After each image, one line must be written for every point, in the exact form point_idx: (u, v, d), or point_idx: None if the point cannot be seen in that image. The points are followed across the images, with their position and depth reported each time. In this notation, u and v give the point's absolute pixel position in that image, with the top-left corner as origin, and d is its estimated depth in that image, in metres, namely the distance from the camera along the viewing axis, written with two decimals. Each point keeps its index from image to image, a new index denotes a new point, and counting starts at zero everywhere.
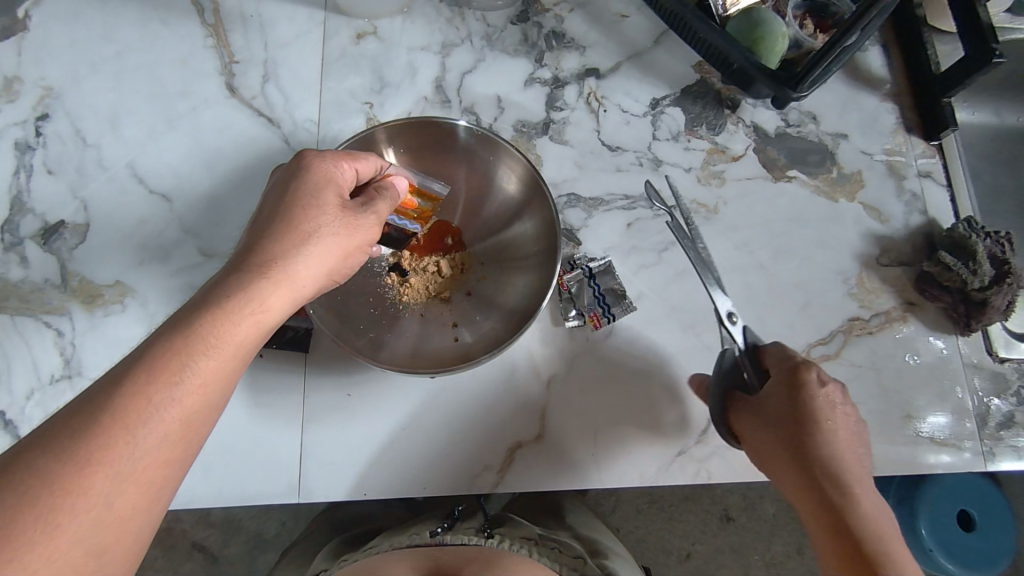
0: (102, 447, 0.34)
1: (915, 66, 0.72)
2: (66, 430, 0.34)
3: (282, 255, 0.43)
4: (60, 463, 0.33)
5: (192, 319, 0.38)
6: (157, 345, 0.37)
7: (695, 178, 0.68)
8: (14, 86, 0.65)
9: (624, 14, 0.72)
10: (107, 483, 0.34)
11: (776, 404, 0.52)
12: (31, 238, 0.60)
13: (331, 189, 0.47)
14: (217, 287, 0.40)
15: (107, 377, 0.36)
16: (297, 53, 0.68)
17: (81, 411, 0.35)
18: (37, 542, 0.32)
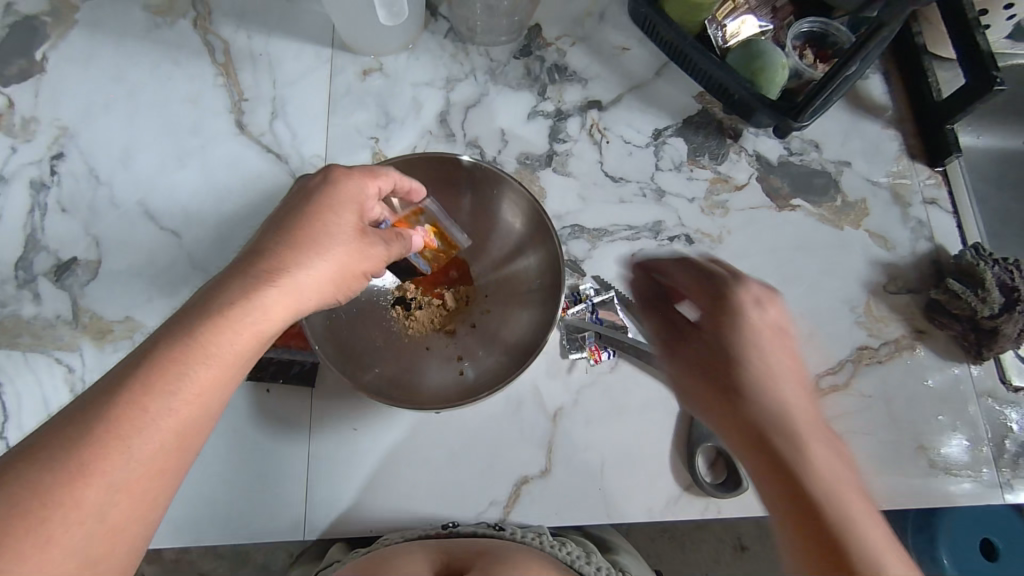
0: (95, 456, 0.33)
1: (916, 94, 0.73)
2: (57, 436, 0.33)
3: (289, 263, 0.42)
4: (52, 471, 0.32)
5: (192, 324, 0.38)
6: (154, 350, 0.37)
7: (698, 209, 0.69)
8: (30, 126, 0.66)
9: (624, 47, 0.73)
10: (100, 495, 0.33)
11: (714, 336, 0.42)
12: (44, 275, 0.61)
13: (348, 199, 0.46)
14: (219, 291, 0.40)
15: (103, 382, 0.36)
16: (304, 90, 0.70)
17: (74, 415, 0.34)
18: (26, 552, 0.31)
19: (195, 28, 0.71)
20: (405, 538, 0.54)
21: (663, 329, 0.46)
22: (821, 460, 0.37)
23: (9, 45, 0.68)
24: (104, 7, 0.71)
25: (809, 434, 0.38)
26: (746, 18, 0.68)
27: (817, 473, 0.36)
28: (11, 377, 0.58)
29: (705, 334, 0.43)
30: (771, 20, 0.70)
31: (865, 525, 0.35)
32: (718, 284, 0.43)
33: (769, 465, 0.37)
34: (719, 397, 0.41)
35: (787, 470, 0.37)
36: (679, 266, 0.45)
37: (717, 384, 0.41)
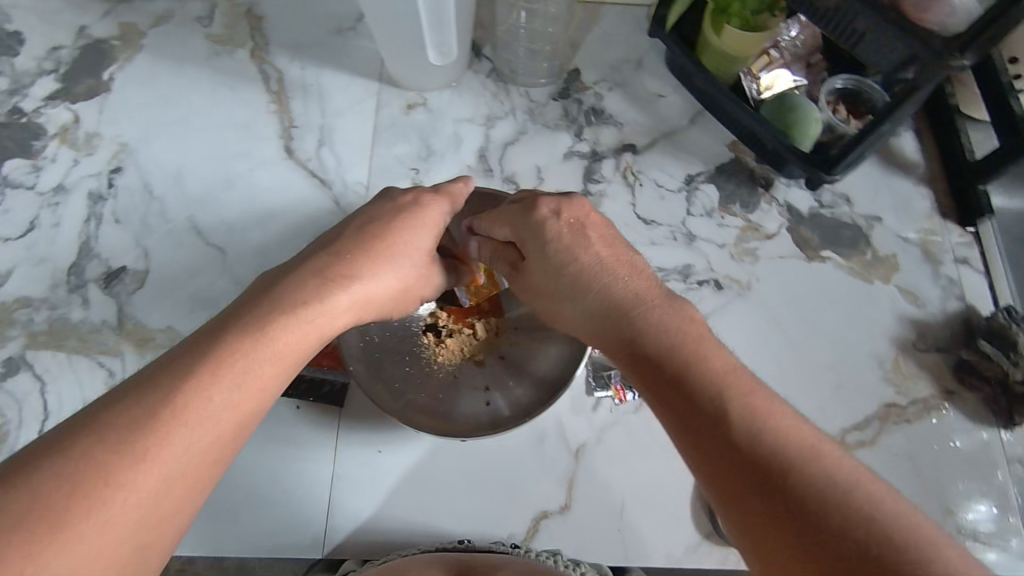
0: (160, 435, 0.34)
1: (949, 153, 0.73)
2: (117, 414, 0.34)
3: (355, 270, 0.47)
4: (116, 448, 0.32)
5: (260, 321, 0.40)
6: (221, 341, 0.38)
7: (728, 255, 0.70)
8: (93, 141, 0.70)
9: (661, 95, 0.75)
10: (162, 477, 0.33)
11: (560, 259, 0.49)
12: (94, 282, 0.64)
13: (414, 219, 0.52)
14: (285, 294, 0.43)
15: (166, 366, 0.36)
16: (351, 119, 0.73)
17: (138, 394, 0.35)
18: (84, 529, 0.30)
19: (252, 57, 0.75)
20: (420, 550, 0.54)
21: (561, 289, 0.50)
22: (717, 370, 0.38)
23: (79, 65, 0.73)
24: (169, 33, 0.75)
25: (697, 347, 0.40)
26: (779, 72, 0.70)
27: (716, 382, 0.38)
28: (55, 379, 0.61)
29: (578, 286, 0.48)
30: (804, 75, 0.71)
31: (778, 415, 0.36)
32: (551, 233, 0.50)
33: (682, 399, 0.38)
34: (626, 347, 0.44)
35: (696, 397, 0.38)
36: (513, 228, 0.52)
37: (594, 310, 0.47)
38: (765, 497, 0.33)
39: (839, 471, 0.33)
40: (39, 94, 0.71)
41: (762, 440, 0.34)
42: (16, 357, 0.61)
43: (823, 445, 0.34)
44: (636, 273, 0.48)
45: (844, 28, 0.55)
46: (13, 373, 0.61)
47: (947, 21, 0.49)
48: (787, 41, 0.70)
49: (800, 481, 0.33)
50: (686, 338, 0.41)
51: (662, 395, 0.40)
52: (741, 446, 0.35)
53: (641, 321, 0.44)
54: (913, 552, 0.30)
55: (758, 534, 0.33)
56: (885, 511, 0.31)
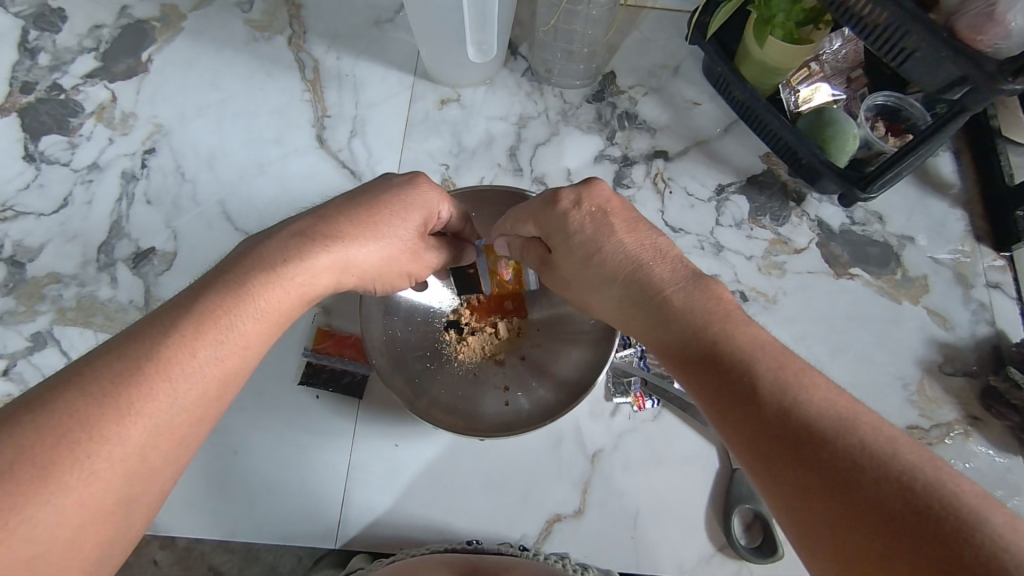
0: (143, 391, 0.33)
1: (988, 176, 0.72)
2: (99, 370, 0.33)
3: (342, 237, 0.44)
4: (98, 403, 0.32)
5: (244, 281, 0.39)
6: (203, 299, 0.38)
7: (755, 267, 0.69)
8: (129, 121, 0.71)
9: (696, 102, 0.75)
10: (144, 434, 0.33)
11: (591, 249, 0.48)
12: (123, 261, 0.65)
13: (402, 192, 0.48)
14: (268, 254, 0.41)
15: (150, 325, 0.36)
16: (385, 112, 0.73)
17: (121, 351, 0.34)
18: (67, 482, 0.30)
19: (289, 45, 0.75)
20: (431, 549, 0.54)
21: (598, 277, 0.48)
22: (748, 348, 0.38)
23: (119, 45, 0.74)
24: (209, 17, 0.75)
25: (727, 327, 0.40)
26: (819, 85, 0.69)
27: (747, 360, 0.37)
28: (82, 355, 0.62)
29: (605, 271, 0.48)
30: (845, 89, 0.71)
31: (811, 388, 0.34)
32: (574, 224, 0.48)
33: (714, 380, 0.38)
34: (657, 331, 0.43)
35: (726, 376, 0.37)
36: (537, 222, 0.51)
37: (634, 299, 0.46)
38: (801, 468, 0.32)
39: (876, 439, 0.31)
40: (79, 72, 0.72)
41: (800, 411, 0.33)
42: (44, 332, 0.62)
43: (858, 414, 0.33)
44: (662, 254, 0.47)
45: (893, 45, 0.54)
46: (41, 347, 0.62)
47: (1002, 44, 0.49)
48: (829, 55, 0.69)
49: (834, 449, 0.31)
50: (717, 318, 0.41)
51: (696, 378, 0.39)
52: (773, 420, 0.34)
53: (670, 304, 0.43)
54: (961, 515, 0.28)
55: (796, 506, 0.32)
56: (929, 475, 0.29)
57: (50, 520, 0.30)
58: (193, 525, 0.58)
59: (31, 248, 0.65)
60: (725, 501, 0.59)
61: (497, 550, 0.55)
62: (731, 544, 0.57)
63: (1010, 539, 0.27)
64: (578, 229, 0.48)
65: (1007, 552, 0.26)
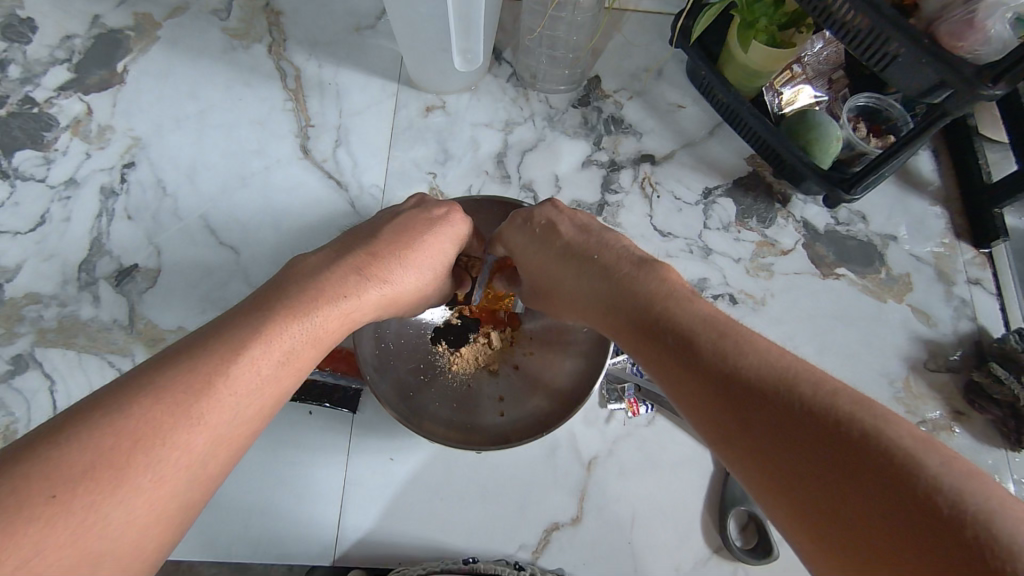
0: (210, 401, 0.34)
1: (965, 174, 0.73)
2: (166, 376, 0.34)
3: (390, 268, 0.48)
4: (172, 408, 0.33)
5: (300, 301, 0.41)
6: (264, 313, 0.39)
7: (744, 270, 0.70)
8: (106, 134, 0.69)
9: (680, 105, 0.75)
10: (206, 441, 0.33)
11: (540, 257, 0.53)
12: (104, 280, 0.63)
13: (445, 232, 0.53)
14: (325, 277, 0.44)
15: (214, 336, 0.37)
16: (368, 121, 0.72)
17: (192, 358, 0.35)
18: (138, 479, 0.30)
19: (269, 53, 0.73)
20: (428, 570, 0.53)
21: (547, 279, 0.52)
22: (693, 325, 0.39)
23: (93, 55, 0.72)
24: (185, 26, 0.74)
25: (672, 305, 0.42)
26: (801, 88, 0.70)
27: (690, 334, 0.39)
28: (65, 376, 0.60)
29: (555, 272, 0.51)
30: (826, 91, 0.72)
31: (752, 354, 0.36)
32: (527, 238, 0.54)
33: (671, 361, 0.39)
34: (617, 317, 0.45)
35: (683, 351, 0.38)
36: (503, 243, 0.57)
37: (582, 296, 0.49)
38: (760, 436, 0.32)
39: (818, 392, 0.32)
40: (51, 84, 0.70)
41: (745, 372, 0.35)
42: (25, 354, 0.61)
43: (800, 373, 0.34)
44: (605, 248, 0.50)
45: (876, 50, 0.54)
46: (22, 370, 0.60)
47: (982, 50, 0.49)
48: (811, 56, 0.70)
49: (778, 407, 0.32)
50: (661, 299, 0.42)
51: (655, 357, 0.41)
52: (724, 389, 0.35)
53: (621, 292, 0.45)
54: (901, 461, 0.28)
55: (767, 473, 0.32)
56: (867, 423, 0.30)
57: (119, 519, 0.29)
58: (183, 547, 0.57)
59: (8, 268, 0.63)
60: (721, 503, 0.59)
61: (493, 571, 0.54)
62: (726, 546, 0.58)
63: (944, 481, 0.27)
64: (527, 242, 0.54)
65: (941, 494, 0.27)
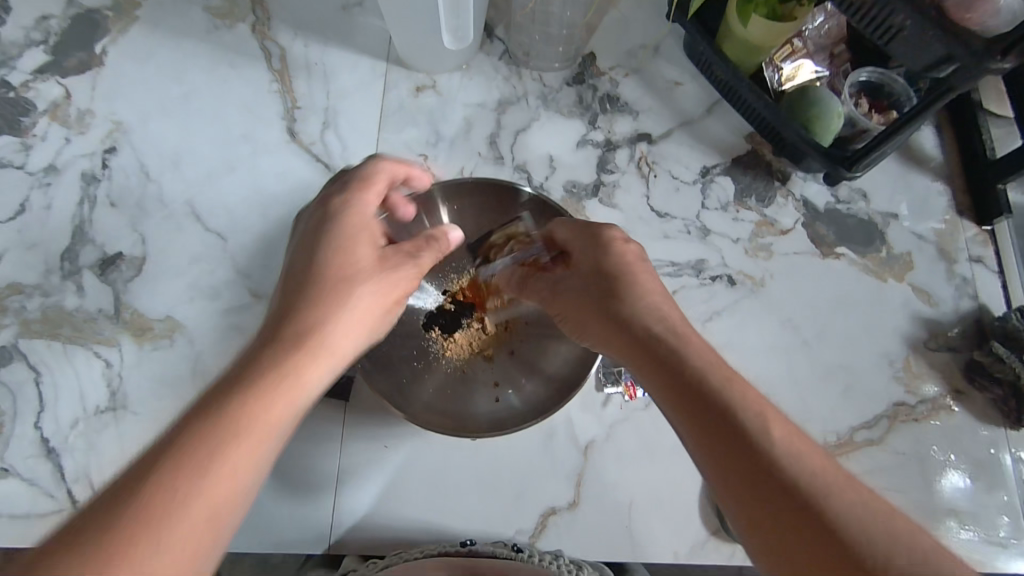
0: (211, 486, 0.31)
1: (968, 150, 0.72)
2: (164, 468, 0.31)
3: (372, 289, 0.44)
4: (173, 503, 0.30)
5: (297, 354, 0.38)
6: (261, 375, 0.36)
7: (743, 250, 0.68)
8: (86, 119, 0.67)
9: (678, 82, 0.73)
10: (207, 523, 0.31)
11: (590, 277, 0.49)
12: (88, 268, 0.62)
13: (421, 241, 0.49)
14: (317, 319, 0.41)
15: (208, 405, 0.34)
16: (357, 102, 0.70)
17: (208, 417, 0.33)
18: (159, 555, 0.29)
19: (254, 34, 0.71)
20: (425, 553, 0.53)
21: (587, 294, 0.48)
22: (741, 405, 0.37)
23: (71, 37, 0.69)
24: (167, 6, 0.71)
25: (719, 378, 0.39)
26: (802, 63, 0.69)
27: (742, 422, 0.36)
28: (50, 367, 0.59)
29: (605, 294, 0.47)
30: (828, 66, 0.70)
31: (802, 460, 0.35)
32: (590, 255, 0.50)
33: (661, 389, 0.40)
34: (655, 368, 0.41)
35: (725, 431, 0.36)
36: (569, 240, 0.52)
37: (615, 330, 0.45)
38: (732, 476, 0.35)
39: (784, 447, 0.35)
40: (28, 67, 0.68)
41: (784, 471, 0.34)
42: (7, 346, 0.59)
43: (834, 489, 0.34)
44: (652, 290, 0.47)
45: (880, 22, 0.53)
46: (4, 362, 0.58)
47: (990, 22, 0.47)
48: (811, 31, 0.69)
49: (809, 516, 0.33)
50: (710, 369, 0.39)
51: (689, 422, 0.38)
52: (713, 423, 0.37)
53: (663, 346, 0.42)
54: None
55: (741, 510, 0.35)
56: (901, 556, 0.31)
57: None
58: None
59: None
60: None
61: (490, 553, 0.53)
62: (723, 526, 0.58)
63: None
64: (592, 256, 0.49)
65: None
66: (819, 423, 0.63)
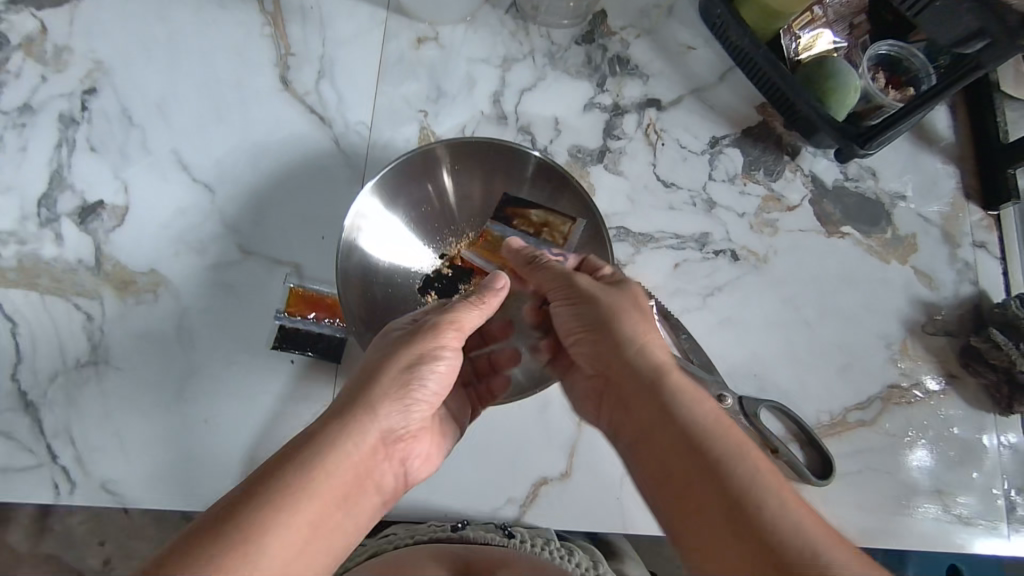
0: (304, 513, 0.37)
1: (980, 132, 0.71)
2: (272, 490, 0.37)
3: (449, 346, 0.49)
4: (274, 522, 0.36)
5: (381, 410, 0.44)
6: (354, 425, 0.42)
7: (748, 225, 0.67)
8: (63, 56, 0.63)
9: (691, 47, 0.70)
10: (298, 548, 0.36)
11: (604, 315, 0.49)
12: (68, 216, 0.59)
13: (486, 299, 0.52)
14: (399, 376, 0.46)
15: (309, 444, 0.40)
16: (354, 52, 0.66)
17: (319, 443, 0.40)
18: (270, 552, 0.35)
19: None
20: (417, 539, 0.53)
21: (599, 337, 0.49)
22: (736, 462, 0.39)
23: None
24: None
25: (717, 435, 0.41)
26: (821, 32, 0.66)
27: (735, 475, 0.38)
28: (27, 319, 0.56)
29: (619, 338, 0.48)
30: (846, 37, 0.67)
31: (791, 515, 0.36)
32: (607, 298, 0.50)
33: (653, 420, 0.43)
34: (659, 417, 0.43)
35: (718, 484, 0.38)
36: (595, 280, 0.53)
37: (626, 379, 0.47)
38: (709, 503, 0.37)
39: (772, 488, 0.37)
40: None
41: (776, 526, 0.35)
42: None
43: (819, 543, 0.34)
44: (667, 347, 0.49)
45: None
46: None
47: None
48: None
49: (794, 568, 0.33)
50: (712, 426, 0.41)
51: (685, 475, 0.40)
52: (711, 482, 0.38)
53: (667, 398, 0.44)
54: None
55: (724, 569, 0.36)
56: None
57: None
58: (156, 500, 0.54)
59: None
60: None
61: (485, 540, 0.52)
62: None
63: None
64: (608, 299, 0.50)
65: None
66: (813, 402, 0.62)
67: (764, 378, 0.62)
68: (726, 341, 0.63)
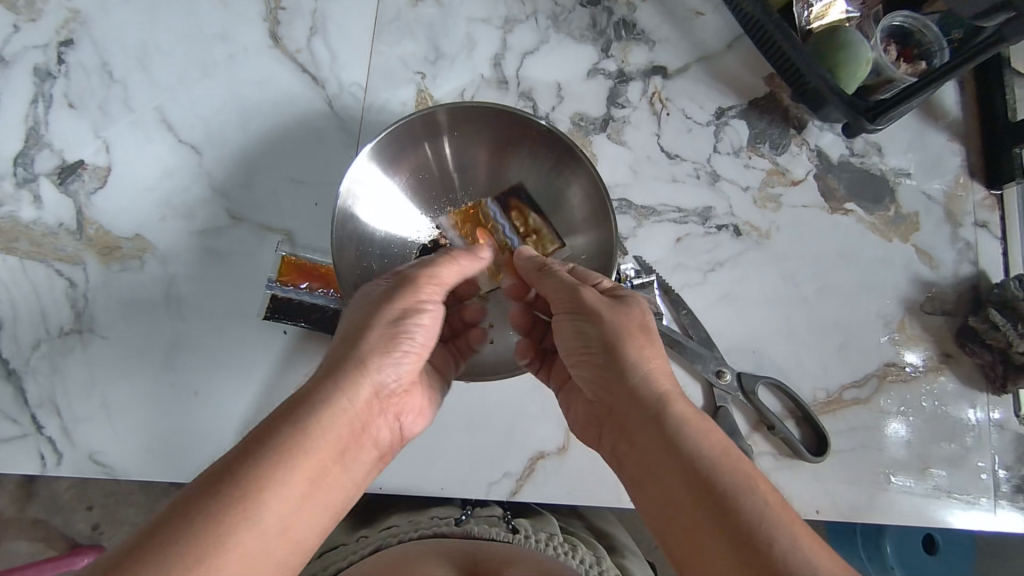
0: (284, 491, 0.34)
1: (987, 109, 0.69)
2: (249, 469, 0.34)
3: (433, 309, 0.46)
4: (251, 502, 0.33)
5: (357, 380, 0.41)
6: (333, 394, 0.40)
7: (751, 200, 0.66)
8: (37, 4, 0.59)
9: (699, 12, 0.68)
10: (278, 529, 0.34)
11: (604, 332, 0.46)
12: (46, 176, 0.56)
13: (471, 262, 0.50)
14: (378, 342, 0.43)
15: (287, 416, 0.38)
16: (348, 8, 0.63)
17: (313, 399, 0.39)
18: (267, 504, 0.33)
19: None
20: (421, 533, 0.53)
21: (597, 355, 0.46)
22: (743, 495, 0.36)
23: None
24: None
25: (720, 465, 0.38)
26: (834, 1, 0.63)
27: (743, 512, 0.35)
28: (6, 284, 0.54)
29: (619, 357, 0.45)
30: (859, 7, 0.65)
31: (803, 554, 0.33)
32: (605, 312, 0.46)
33: (655, 451, 0.40)
34: (662, 446, 0.40)
35: (725, 524, 0.35)
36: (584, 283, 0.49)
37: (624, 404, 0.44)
38: (715, 547, 0.35)
39: (782, 524, 0.34)
40: None
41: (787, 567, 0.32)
42: None
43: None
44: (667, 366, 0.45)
45: None
46: None
47: None
48: None
49: None
50: (717, 456, 0.38)
51: (690, 509, 0.37)
52: (716, 522, 0.35)
53: (670, 425, 0.40)
54: None
55: None
56: None
57: None
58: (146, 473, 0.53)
59: None
60: None
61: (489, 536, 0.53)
62: None
63: None
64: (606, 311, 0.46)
65: None
66: (810, 380, 0.62)
67: (762, 355, 0.62)
68: (726, 317, 0.62)
